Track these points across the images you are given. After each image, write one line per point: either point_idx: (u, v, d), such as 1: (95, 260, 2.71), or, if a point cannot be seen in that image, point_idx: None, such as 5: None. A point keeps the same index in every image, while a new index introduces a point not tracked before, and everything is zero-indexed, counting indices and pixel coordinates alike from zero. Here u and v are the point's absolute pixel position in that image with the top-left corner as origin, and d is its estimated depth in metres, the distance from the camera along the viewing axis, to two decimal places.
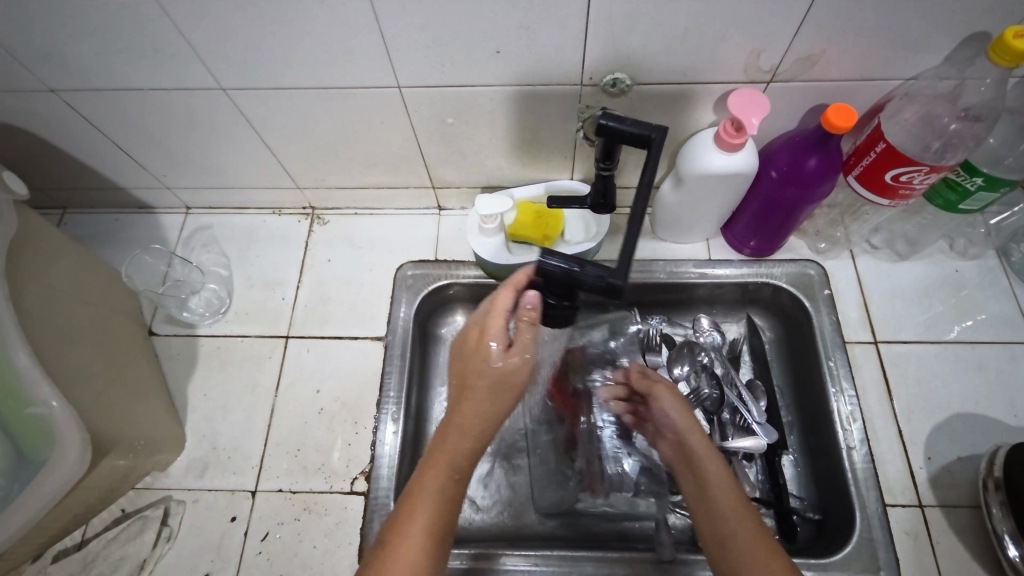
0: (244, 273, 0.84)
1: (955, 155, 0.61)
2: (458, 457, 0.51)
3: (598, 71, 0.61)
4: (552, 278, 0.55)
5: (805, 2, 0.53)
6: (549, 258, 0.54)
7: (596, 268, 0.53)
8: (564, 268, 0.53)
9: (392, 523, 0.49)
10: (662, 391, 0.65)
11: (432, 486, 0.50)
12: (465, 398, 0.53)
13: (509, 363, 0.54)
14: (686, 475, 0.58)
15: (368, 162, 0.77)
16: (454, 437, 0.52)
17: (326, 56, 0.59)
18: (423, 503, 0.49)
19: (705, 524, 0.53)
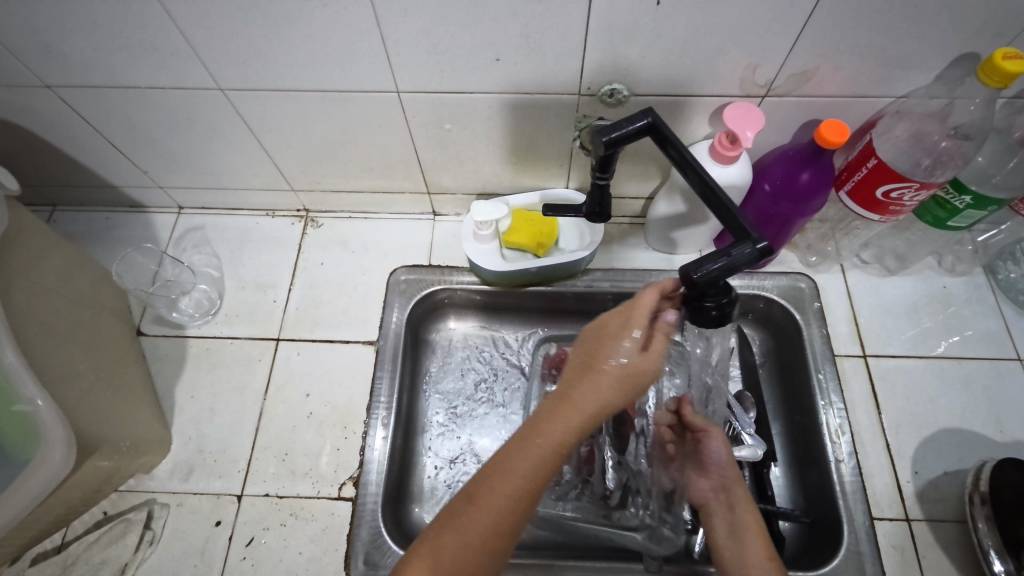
0: (236, 274, 0.83)
1: (945, 172, 0.62)
2: (567, 436, 0.49)
3: (596, 81, 0.62)
4: (709, 285, 0.49)
5: (800, 19, 0.54)
6: (701, 265, 0.48)
7: (743, 244, 0.48)
8: (722, 267, 0.48)
9: (478, 486, 0.48)
10: (716, 434, 0.68)
11: (531, 452, 0.48)
12: (587, 375, 0.51)
13: (642, 360, 0.50)
14: (719, 514, 0.64)
15: (365, 165, 0.77)
16: (568, 413, 0.49)
17: (326, 59, 0.59)
18: (513, 471, 0.48)
19: (731, 556, 0.59)
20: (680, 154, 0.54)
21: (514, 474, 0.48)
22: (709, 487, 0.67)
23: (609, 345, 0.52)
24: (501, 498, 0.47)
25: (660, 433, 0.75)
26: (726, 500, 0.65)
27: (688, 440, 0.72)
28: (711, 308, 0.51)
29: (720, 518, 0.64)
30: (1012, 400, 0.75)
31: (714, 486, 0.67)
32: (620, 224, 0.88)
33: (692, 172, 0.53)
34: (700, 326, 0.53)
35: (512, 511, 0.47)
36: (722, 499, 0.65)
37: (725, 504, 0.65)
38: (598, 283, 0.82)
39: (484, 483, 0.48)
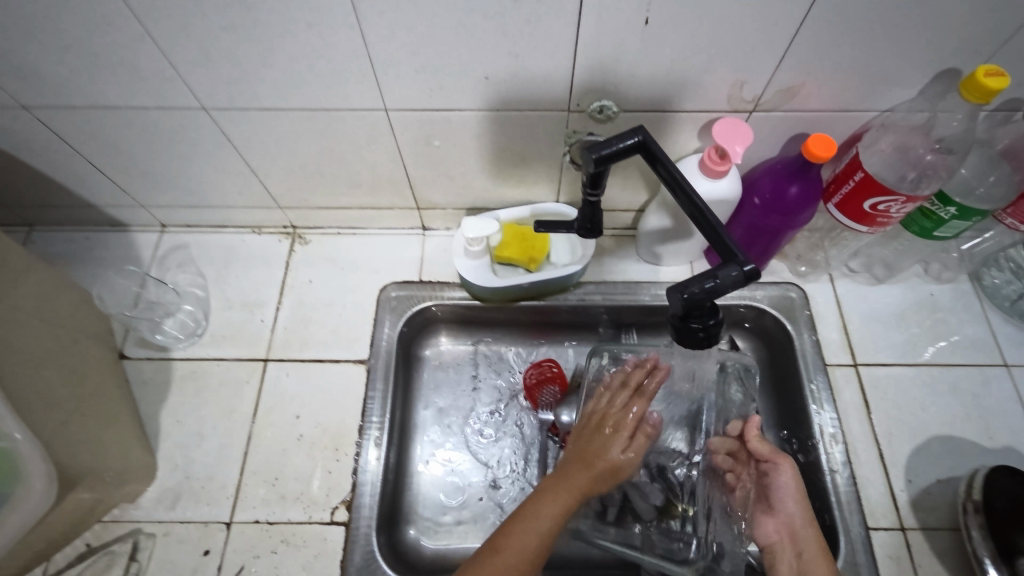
0: (222, 294, 0.82)
1: (930, 185, 0.63)
2: (550, 526, 0.58)
3: (585, 98, 0.61)
4: (694, 306, 0.48)
5: (786, 37, 0.54)
6: (689, 285, 0.48)
7: (729, 267, 0.48)
8: (708, 289, 0.47)
9: (508, 529, 0.58)
10: (785, 468, 0.65)
11: (539, 519, 0.58)
12: (579, 466, 0.62)
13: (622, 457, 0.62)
14: (784, 559, 0.62)
15: (353, 182, 0.76)
16: (546, 508, 0.59)
17: (312, 77, 0.58)
18: (530, 528, 0.57)
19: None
20: (670, 172, 0.54)
21: (531, 533, 0.57)
22: (775, 526, 0.65)
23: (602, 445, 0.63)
24: (525, 548, 0.56)
25: (720, 463, 0.71)
26: (793, 545, 0.63)
27: (753, 468, 0.68)
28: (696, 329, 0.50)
29: (786, 563, 0.62)
30: (999, 406, 0.76)
31: (781, 527, 0.64)
32: (611, 237, 0.88)
33: (681, 192, 0.54)
34: (683, 347, 0.52)
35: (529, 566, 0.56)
36: (787, 543, 0.63)
37: (790, 550, 0.63)
38: (590, 297, 0.82)
39: (510, 536, 0.57)
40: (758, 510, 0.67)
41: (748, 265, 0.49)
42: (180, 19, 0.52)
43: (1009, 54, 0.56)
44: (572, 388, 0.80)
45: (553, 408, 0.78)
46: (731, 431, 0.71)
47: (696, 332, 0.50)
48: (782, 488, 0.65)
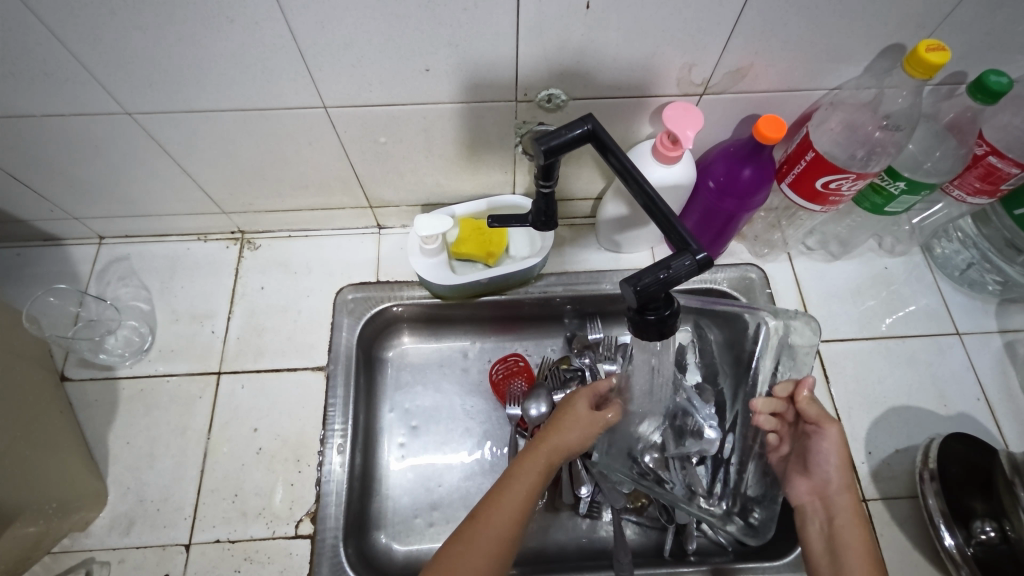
0: (168, 306, 0.78)
1: (879, 162, 0.63)
2: (501, 523, 0.58)
3: (532, 87, 0.60)
4: (650, 298, 0.47)
5: (731, 18, 0.53)
6: (642, 277, 0.46)
7: (681, 257, 0.47)
8: (662, 280, 0.46)
9: (481, 509, 0.60)
10: (830, 434, 0.64)
11: (509, 501, 0.60)
12: (522, 463, 0.63)
13: (556, 447, 0.63)
14: (815, 521, 0.64)
15: (299, 183, 0.73)
16: (497, 504, 0.59)
17: (242, 76, 0.55)
18: (497, 510, 0.59)
19: (829, 570, 0.60)
20: (623, 159, 0.52)
21: (496, 514, 0.59)
22: (807, 488, 0.65)
23: (544, 445, 0.64)
24: (493, 528, 0.58)
25: (762, 424, 0.69)
26: (826, 509, 0.64)
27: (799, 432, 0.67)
28: (649, 319, 0.49)
29: (817, 525, 0.63)
30: (952, 374, 0.78)
31: (814, 491, 0.65)
32: (570, 226, 0.87)
33: (632, 180, 0.52)
34: (642, 340, 0.51)
35: (492, 547, 0.57)
36: (820, 507, 0.64)
37: (822, 513, 0.64)
38: (552, 289, 0.81)
39: (480, 516, 0.59)
40: (792, 471, 0.67)
41: (700, 253, 0.48)
42: (86, 19, 0.48)
43: (948, 29, 0.57)
44: (539, 381, 0.78)
45: (519, 403, 0.75)
46: (778, 391, 0.68)
47: (648, 322, 0.49)
48: (823, 453, 0.64)
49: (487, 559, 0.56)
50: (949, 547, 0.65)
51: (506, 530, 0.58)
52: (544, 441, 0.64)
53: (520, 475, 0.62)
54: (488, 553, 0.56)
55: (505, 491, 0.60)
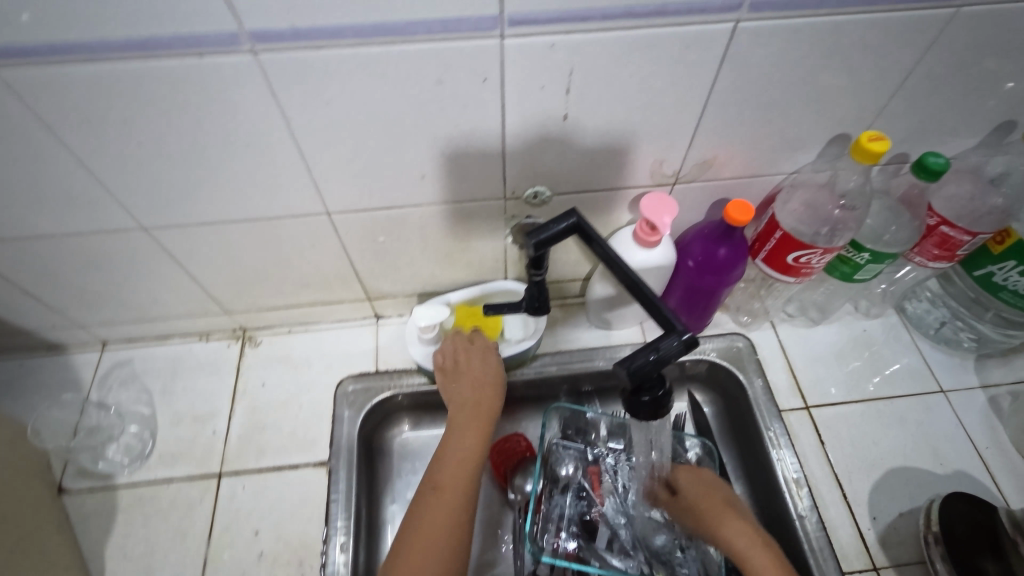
0: (170, 408, 0.79)
1: (843, 237, 0.68)
2: (456, 472, 0.62)
3: (519, 186, 0.65)
4: (644, 378, 0.50)
5: (693, 120, 0.59)
6: (634, 359, 0.50)
7: (669, 338, 0.51)
8: (653, 361, 0.50)
9: (441, 479, 0.61)
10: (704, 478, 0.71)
11: (450, 456, 0.63)
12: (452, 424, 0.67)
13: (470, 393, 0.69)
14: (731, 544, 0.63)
15: (300, 281, 0.77)
16: (445, 462, 0.63)
17: (252, 190, 0.60)
18: (461, 481, 0.62)
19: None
20: (606, 249, 0.57)
21: (451, 475, 0.62)
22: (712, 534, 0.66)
23: (469, 399, 0.68)
24: (452, 483, 0.61)
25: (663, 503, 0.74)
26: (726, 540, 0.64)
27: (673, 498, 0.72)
28: (644, 399, 0.52)
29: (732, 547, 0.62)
30: (942, 432, 0.80)
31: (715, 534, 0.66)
32: (560, 306, 0.91)
33: (617, 268, 0.56)
34: (638, 419, 0.54)
35: (460, 496, 0.60)
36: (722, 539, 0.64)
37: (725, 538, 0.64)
38: (547, 369, 0.83)
39: (447, 489, 0.60)
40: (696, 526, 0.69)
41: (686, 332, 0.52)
42: (112, 151, 0.53)
43: (886, 119, 0.64)
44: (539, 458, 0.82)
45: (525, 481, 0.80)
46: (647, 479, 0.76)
47: (643, 403, 0.52)
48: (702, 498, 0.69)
49: (457, 507, 0.59)
50: None
51: (465, 476, 0.62)
52: (479, 411, 0.68)
53: (468, 440, 0.65)
54: (456, 507, 0.59)
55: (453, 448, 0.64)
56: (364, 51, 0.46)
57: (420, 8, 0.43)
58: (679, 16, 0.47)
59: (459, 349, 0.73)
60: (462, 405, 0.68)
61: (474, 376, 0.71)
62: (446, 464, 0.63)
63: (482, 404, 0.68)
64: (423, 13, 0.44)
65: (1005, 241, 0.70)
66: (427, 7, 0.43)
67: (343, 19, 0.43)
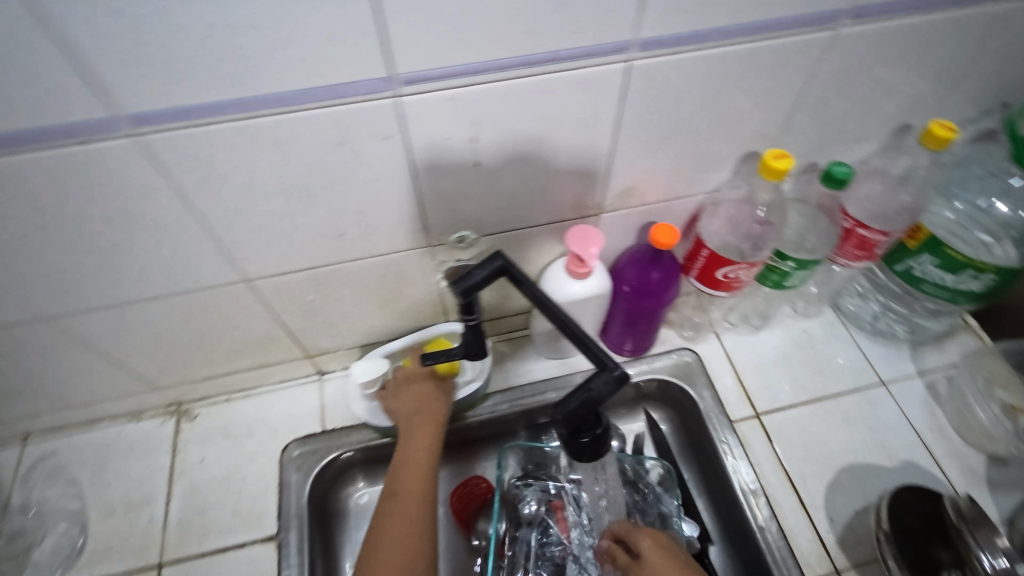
0: (102, 499, 0.74)
1: (765, 249, 0.71)
2: (415, 475, 0.62)
3: (443, 233, 0.64)
4: (579, 419, 0.50)
5: (605, 154, 0.60)
6: (568, 402, 0.50)
7: (600, 377, 0.51)
8: (585, 402, 0.50)
9: (397, 485, 0.61)
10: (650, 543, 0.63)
11: (407, 461, 0.63)
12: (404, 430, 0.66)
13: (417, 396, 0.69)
14: None
15: (231, 349, 0.74)
16: (405, 467, 0.62)
17: (161, 268, 0.57)
18: (417, 481, 0.61)
19: None
20: (535, 290, 0.56)
21: (410, 479, 0.61)
22: None
23: (420, 403, 0.68)
24: (413, 487, 0.61)
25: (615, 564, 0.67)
26: None
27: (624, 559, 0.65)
28: (584, 440, 0.52)
29: None
30: (887, 424, 0.82)
31: None
32: (507, 340, 0.90)
33: (547, 310, 0.56)
34: (582, 461, 0.54)
35: (421, 496, 0.60)
36: None
37: None
38: (499, 407, 0.82)
39: (403, 494, 0.60)
40: None
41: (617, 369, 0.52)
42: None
43: (790, 135, 0.66)
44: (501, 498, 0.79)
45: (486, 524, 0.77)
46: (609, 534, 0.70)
47: (583, 444, 0.52)
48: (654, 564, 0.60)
49: (419, 511, 0.59)
50: None
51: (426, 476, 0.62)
52: (426, 414, 0.67)
53: (420, 442, 0.65)
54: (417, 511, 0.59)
55: (409, 452, 0.64)
56: (252, 123, 0.45)
57: (304, 77, 0.42)
58: (571, 60, 0.47)
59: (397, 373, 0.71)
60: (412, 410, 0.68)
61: (417, 383, 0.70)
62: (404, 468, 0.62)
63: (429, 405, 0.68)
64: (308, 81, 0.43)
65: (918, 236, 0.72)
66: (311, 75, 0.42)
67: (224, 94, 0.42)
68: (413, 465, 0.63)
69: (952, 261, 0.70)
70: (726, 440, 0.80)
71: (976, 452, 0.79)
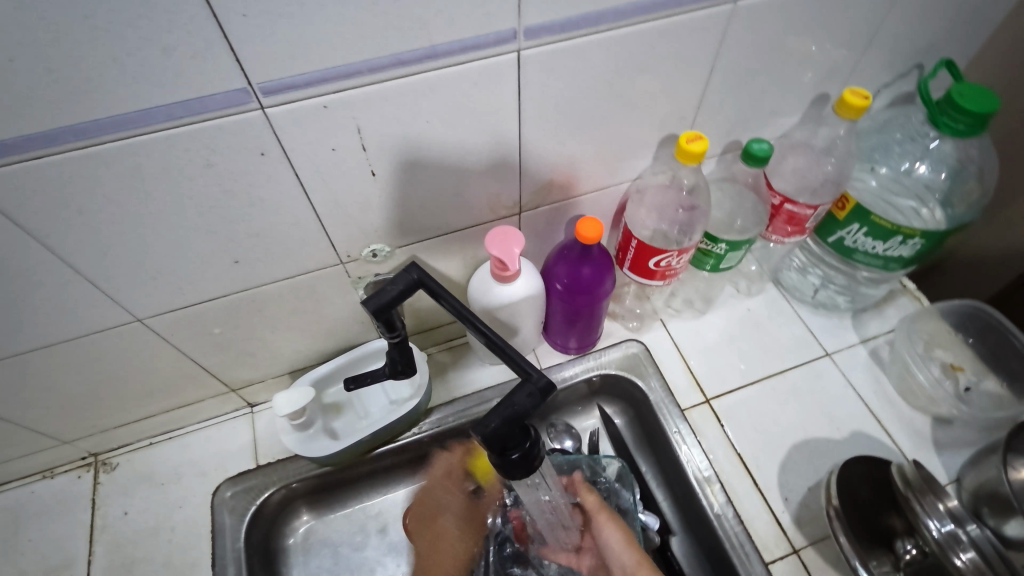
0: (13, 569, 0.68)
1: (697, 233, 0.68)
2: None
3: (353, 248, 0.59)
4: (505, 437, 0.47)
5: (514, 151, 0.57)
6: (489, 420, 0.46)
7: (523, 395, 0.48)
8: (508, 418, 0.46)
9: None
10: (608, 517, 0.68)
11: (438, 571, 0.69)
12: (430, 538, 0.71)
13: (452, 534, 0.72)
14: None
15: (142, 392, 0.68)
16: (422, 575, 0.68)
17: (33, 317, 0.51)
18: None
19: None
20: (457, 306, 0.53)
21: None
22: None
23: (443, 538, 0.72)
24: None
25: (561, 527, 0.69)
26: None
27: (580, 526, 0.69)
28: (512, 458, 0.48)
29: None
30: (835, 396, 0.82)
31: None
32: (449, 349, 0.87)
33: (470, 325, 0.53)
34: (513, 479, 0.50)
35: None
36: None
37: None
38: (443, 421, 0.78)
39: None
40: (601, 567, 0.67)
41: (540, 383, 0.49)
42: None
43: (706, 114, 0.64)
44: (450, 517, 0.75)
45: None
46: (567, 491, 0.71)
47: (511, 462, 0.48)
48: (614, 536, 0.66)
49: None
50: None
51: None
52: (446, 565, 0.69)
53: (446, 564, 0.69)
54: None
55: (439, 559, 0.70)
56: (95, 150, 0.40)
57: (147, 94, 0.38)
58: (454, 55, 0.44)
59: (440, 480, 0.75)
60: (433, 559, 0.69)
61: (450, 531, 0.72)
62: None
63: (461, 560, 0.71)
64: (152, 99, 0.38)
65: (845, 206, 0.71)
66: (153, 91, 0.38)
67: (53, 120, 0.37)
68: None
69: (879, 228, 0.69)
70: (677, 430, 0.78)
71: (921, 415, 0.80)
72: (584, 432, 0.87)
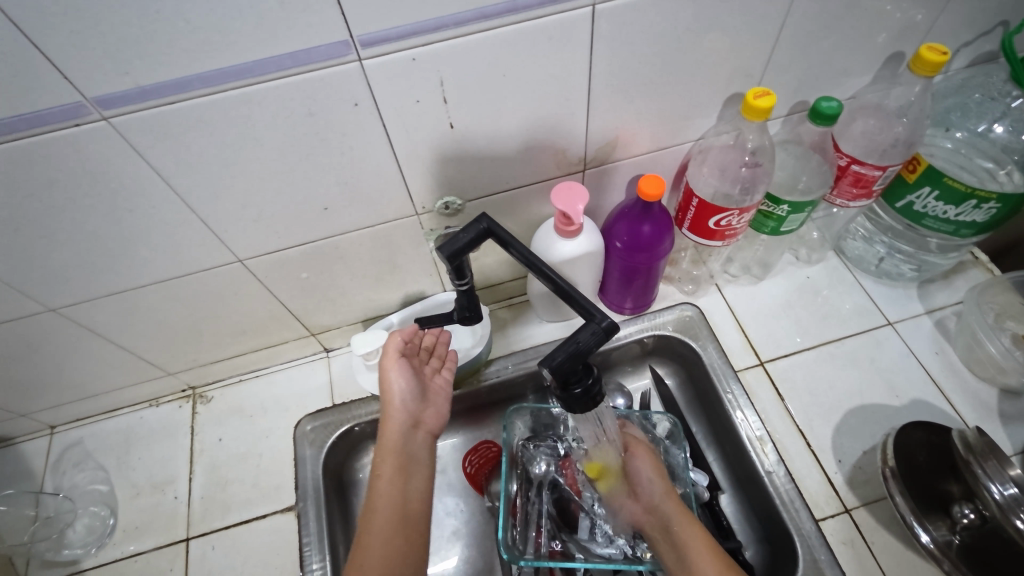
0: (127, 481, 0.77)
1: (758, 193, 0.69)
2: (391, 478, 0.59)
3: (427, 200, 0.64)
4: (568, 372, 0.50)
5: (582, 108, 0.59)
6: (555, 356, 0.50)
7: (588, 330, 0.51)
8: (572, 353, 0.50)
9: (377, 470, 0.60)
10: (640, 454, 0.72)
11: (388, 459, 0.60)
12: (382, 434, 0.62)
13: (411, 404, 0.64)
14: (660, 533, 0.66)
15: (235, 331, 0.76)
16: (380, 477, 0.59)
17: (154, 252, 0.59)
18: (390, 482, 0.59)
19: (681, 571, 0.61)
20: (522, 249, 0.56)
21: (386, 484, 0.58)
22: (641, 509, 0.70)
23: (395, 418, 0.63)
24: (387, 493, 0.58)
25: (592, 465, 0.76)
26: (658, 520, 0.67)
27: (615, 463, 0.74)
28: (575, 391, 0.52)
29: (663, 537, 0.65)
30: (895, 364, 0.81)
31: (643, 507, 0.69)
32: (508, 306, 0.91)
33: (538, 270, 0.57)
34: (574, 412, 0.53)
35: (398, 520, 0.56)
36: (652, 519, 0.68)
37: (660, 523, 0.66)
38: (502, 371, 0.82)
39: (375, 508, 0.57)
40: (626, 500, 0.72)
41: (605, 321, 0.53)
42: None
43: (774, 72, 0.64)
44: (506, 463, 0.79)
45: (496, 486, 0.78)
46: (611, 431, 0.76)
47: (573, 395, 0.52)
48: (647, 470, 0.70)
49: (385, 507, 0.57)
50: (927, 543, 0.65)
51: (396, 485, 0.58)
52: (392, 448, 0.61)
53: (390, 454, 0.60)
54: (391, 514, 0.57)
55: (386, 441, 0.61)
56: (217, 98, 0.45)
57: (262, 47, 0.43)
58: (532, 9, 0.47)
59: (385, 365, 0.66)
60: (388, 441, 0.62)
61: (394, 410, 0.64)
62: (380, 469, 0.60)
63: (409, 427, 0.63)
64: (266, 52, 0.43)
65: (916, 168, 0.70)
66: (269, 44, 0.43)
67: (185, 69, 0.43)
68: (383, 475, 0.59)
69: (952, 191, 0.68)
70: (732, 390, 0.79)
71: (988, 386, 0.78)
72: (636, 391, 0.90)
